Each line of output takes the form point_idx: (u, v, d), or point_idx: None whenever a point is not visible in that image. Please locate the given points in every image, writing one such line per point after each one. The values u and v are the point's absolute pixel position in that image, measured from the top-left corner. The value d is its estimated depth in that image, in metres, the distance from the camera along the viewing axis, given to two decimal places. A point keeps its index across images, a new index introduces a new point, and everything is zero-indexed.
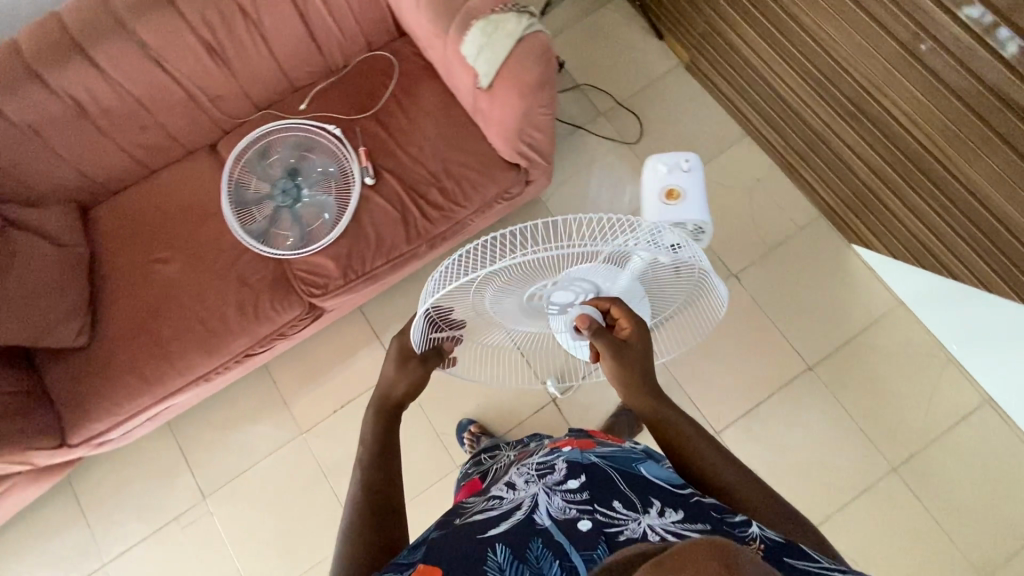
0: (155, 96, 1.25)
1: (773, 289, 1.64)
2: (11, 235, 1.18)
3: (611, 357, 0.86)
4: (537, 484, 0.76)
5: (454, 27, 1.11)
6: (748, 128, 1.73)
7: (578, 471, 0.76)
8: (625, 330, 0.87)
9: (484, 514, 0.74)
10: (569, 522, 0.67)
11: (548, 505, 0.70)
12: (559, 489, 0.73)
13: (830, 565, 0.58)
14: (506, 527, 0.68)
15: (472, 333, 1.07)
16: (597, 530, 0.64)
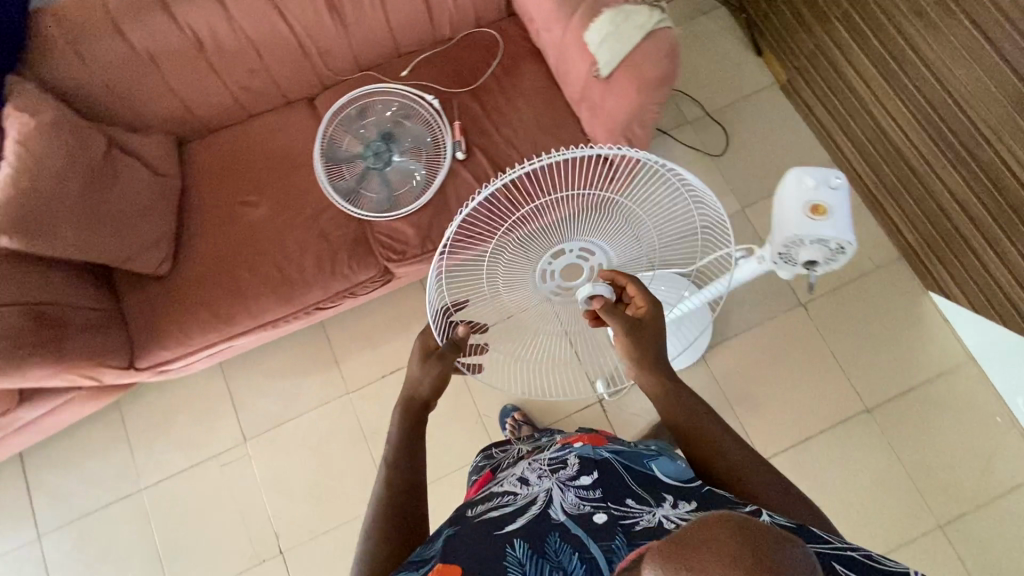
0: (268, 41, 1.26)
1: (838, 325, 1.60)
2: (114, 156, 1.19)
3: (625, 332, 0.82)
4: (550, 479, 0.77)
5: (580, 12, 1.09)
6: (837, 157, 1.68)
7: (590, 467, 0.77)
8: (640, 308, 0.85)
9: (497, 509, 0.73)
10: (583, 516, 0.67)
11: (563, 500, 0.71)
12: (573, 486, 0.74)
13: (843, 546, 0.56)
14: (522, 522, 0.68)
15: (496, 338, 0.98)
16: (614, 523, 0.65)
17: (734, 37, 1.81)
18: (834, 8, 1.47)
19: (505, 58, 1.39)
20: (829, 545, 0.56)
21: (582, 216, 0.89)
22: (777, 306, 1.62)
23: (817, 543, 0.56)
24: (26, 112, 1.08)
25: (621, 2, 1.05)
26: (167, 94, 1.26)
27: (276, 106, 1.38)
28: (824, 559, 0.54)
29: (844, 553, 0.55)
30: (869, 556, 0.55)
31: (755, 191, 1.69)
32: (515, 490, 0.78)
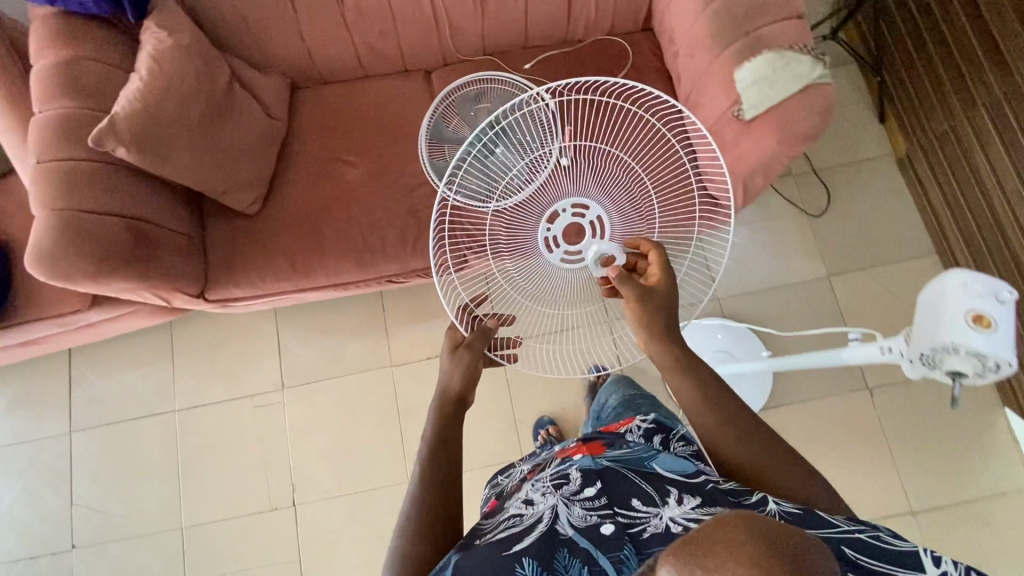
0: (405, 7, 1.24)
1: (899, 417, 1.53)
2: (234, 90, 1.19)
3: (637, 297, 0.80)
4: (552, 493, 0.72)
5: (735, 48, 1.04)
6: (940, 246, 1.60)
7: (593, 478, 0.72)
8: (653, 280, 0.82)
9: (504, 531, 0.69)
10: (591, 530, 0.64)
11: (569, 515, 0.68)
12: (576, 499, 0.70)
13: (849, 529, 0.57)
14: (530, 542, 0.64)
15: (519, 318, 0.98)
16: (621, 533, 0.63)
17: (859, 98, 1.73)
18: (983, 93, 1.35)
19: (630, 73, 1.35)
20: (835, 530, 0.57)
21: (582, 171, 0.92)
22: (840, 383, 1.56)
23: (825, 530, 0.57)
24: (166, 29, 1.09)
25: (783, 46, 1.00)
26: (296, 38, 1.25)
27: (393, 72, 1.37)
28: (836, 547, 0.55)
29: (851, 535, 0.56)
30: (876, 536, 0.56)
31: (844, 261, 1.63)
32: (520, 509, 0.73)
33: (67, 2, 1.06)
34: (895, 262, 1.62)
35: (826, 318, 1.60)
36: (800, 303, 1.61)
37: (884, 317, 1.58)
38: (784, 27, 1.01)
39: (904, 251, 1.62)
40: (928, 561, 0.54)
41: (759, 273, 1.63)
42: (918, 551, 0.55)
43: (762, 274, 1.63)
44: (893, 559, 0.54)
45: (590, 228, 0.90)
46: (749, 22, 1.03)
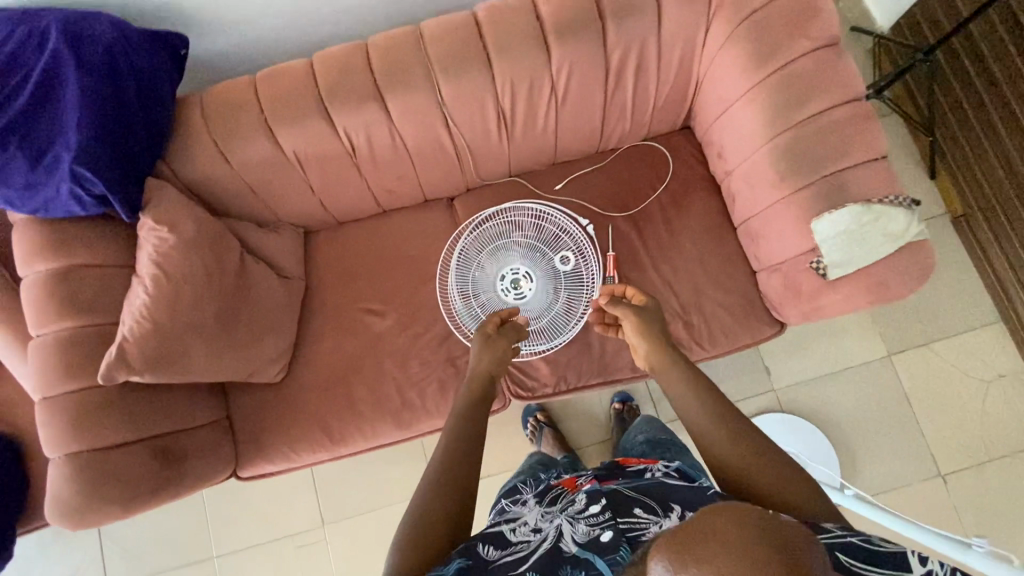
0: (426, 151, 1.10)
1: (976, 503, 1.45)
2: (246, 264, 1.07)
3: (633, 319, 0.94)
4: (561, 514, 0.79)
5: (810, 194, 0.92)
6: (1006, 316, 1.50)
7: (596, 495, 0.78)
8: (642, 301, 0.97)
9: (505, 547, 0.76)
10: (593, 542, 0.71)
11: (573, 532, 0.74)
12: (581, 517, 0.75)
13: (843, 533, 0.59)
14: (533, 560, 0.72)
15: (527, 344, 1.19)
16: (619, 537, 0.70)
17: (906, 157, 1.61)
18: None
19: (673, 185, 1.23)
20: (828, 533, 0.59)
21: (501, 252, 1.21)
22: (909, 469, 1.48)
23: (825, 536, 0.58)
24: (164, 223, 0.96)
25: (870, 196, 0.89)
26: (308, 193, 1.12)
27: (414, 204, 1.26)
28: (833, 558, 0.56)
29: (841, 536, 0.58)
30: (867, 539, 0.58)
31: (902, 337, 1.53)
32: (525, 532, 0.79)
33: (51, 209, 0.93)
34: (958, 334, 1.52)
35: (890, 400, 1.51)
36: (861, 387, 1.52)
37: (953, 395, 1.50)
38: (865, 172, 0.90)
39: (966, 320, 1.53)
40: (916, 562, 0.56)
41: (813, 358, 1.54)
42: (906, 554, 0.57)
43: (819, 358, 1.53)
44: (871, 560, 0.57)
45: (529, 270, 1.19)
46: (824, 165, 0.92)
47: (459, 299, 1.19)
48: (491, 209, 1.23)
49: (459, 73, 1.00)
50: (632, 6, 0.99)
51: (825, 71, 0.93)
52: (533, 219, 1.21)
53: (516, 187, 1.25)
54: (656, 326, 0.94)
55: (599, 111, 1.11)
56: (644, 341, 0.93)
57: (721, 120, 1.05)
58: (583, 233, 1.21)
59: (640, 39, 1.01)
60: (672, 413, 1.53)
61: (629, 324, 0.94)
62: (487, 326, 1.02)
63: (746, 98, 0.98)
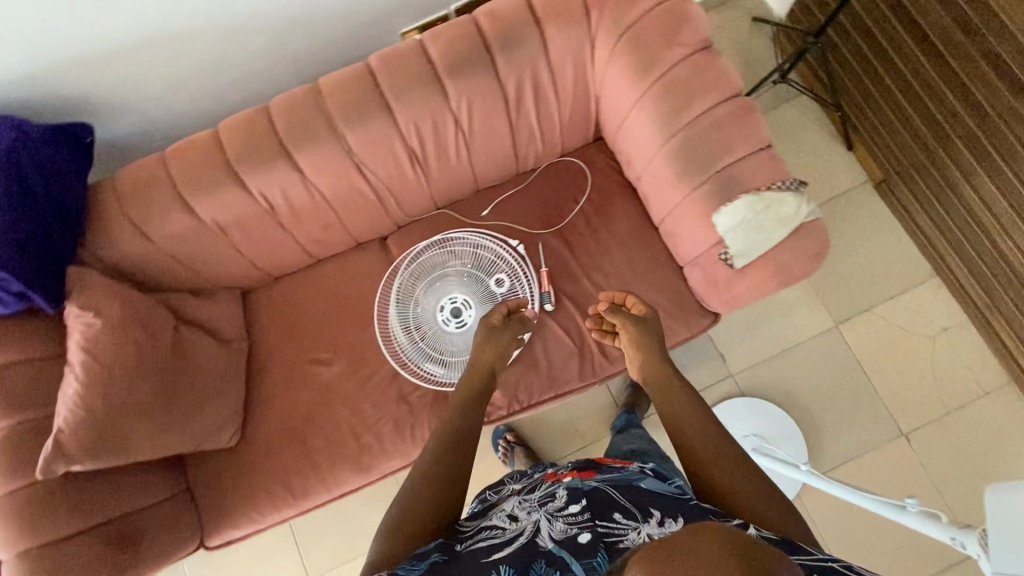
0: (345, 199, 1.13)
1: (941, 457, 1.48)
2: (182, 335, 1.08)
3: (631, 328, 1.00)
4: (538, 510, 0.76)
5: (707, 191, 0.96)
6: (940, 271, 1.55)
7: (579, 494, 0.75)
8: (640, 311, 1.03)
9: (483, 542, 0.74)
10: (570, 541, 0.67)
11: (550, 529, 0.71)
12: (560, 514, 0.72)
13: (829, 560, 0.60)
14: (508, 552, 0.69)
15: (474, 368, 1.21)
16: (597, 539, 0.67)
17: (822, 132, 1.66)
18: (956, 125, 1.30)
19: (594, 195, 1.28)
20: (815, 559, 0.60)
21: (438, 282, 1.24)
22: (871, 432, 1.51)
23: (805, 556, 0.60)
24: (91, 308, 0.98)
25: (760, 185, 0.93)
26: (236, 255, 1.14)
27: (347, 249, 1.28)
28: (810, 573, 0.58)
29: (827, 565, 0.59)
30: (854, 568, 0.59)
31: (845, 306, 1.57)
32: (503, 523, 0.77)
33: None
34: (898, 295, 1.57)
35: (844, 368, 1.54)
36: (815, 360, 1.55)
37: (902, 355, 1.54)
38: (754, 164, 0.94)
39: (904, 280, 1.57)
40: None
41: (764, 338, 1.57)
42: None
43: (771, 337, 1.57)
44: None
45: (467, 297, 1.22)
46: (715, 161, 0.96)
47: (403, 334, 1.22)
48: (424, 241, 1.26)
49: (360, 122, 1.04)
50: (516, 37, 1.03)
51: (704, 73, 0.97)
52: (465, 248, 1.24)
53: (445, 218, 1.28)
54: (650, 335, 1.00)
55: (508, 137, 1.15)
56: (638, 348, 1.00)
57: (622, 128, 1.09)
58: (514, 254, 1.24)
59: (530, 66, 1.05)
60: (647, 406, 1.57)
61: (627, 333, 1.00)
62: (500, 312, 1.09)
63: (637, 107, 1.02)
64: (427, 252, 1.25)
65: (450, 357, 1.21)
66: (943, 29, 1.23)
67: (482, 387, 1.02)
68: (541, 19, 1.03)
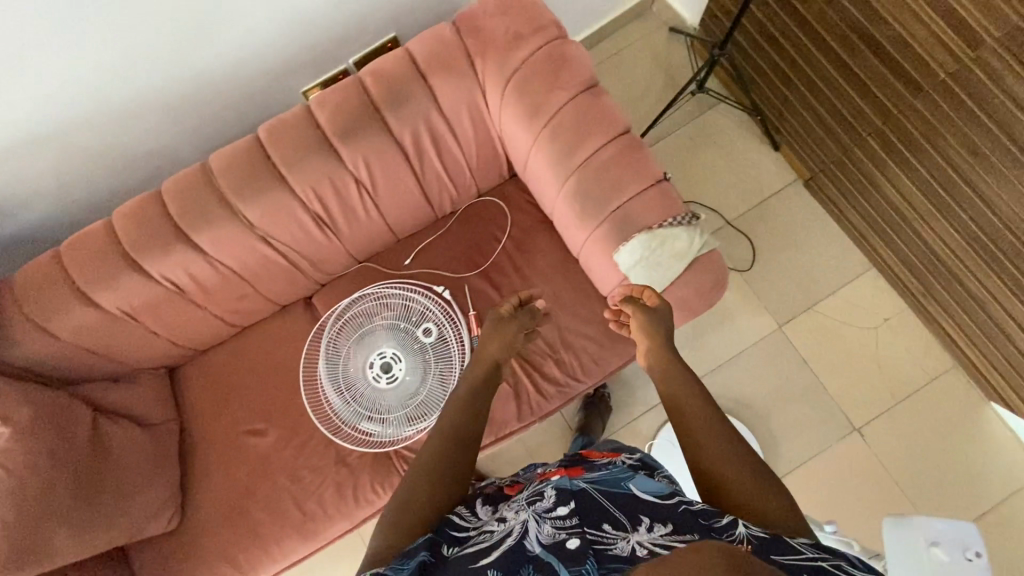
0: (256, 270, 1.11)
1: (896, 447, 1.49)
2: (101, 429, 1.07)
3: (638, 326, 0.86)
4: (526, 510, 0.67)
5: (606, 230, 0.96)
6: (875, 261, 1.56)
7: (567, 496, 0.67)
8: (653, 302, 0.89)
9: (469, 546, 0.66)
10: (558, 546, 0.59)
11: (538, 531, 0.62)
12: (548, 516, 0.64)
13: (814, 557, 0.56)
14: (496, 556, 0.60)
15: (412, 422, 1.17)
16: (586, 547, 0.58)
17: (747, 134, 1.66)
18: (864, 123, 1.31)
19: (515, 231, 1.27)
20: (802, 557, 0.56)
21: (366, 338, 1.19)
22: (824, 429, 1.51)
23: (787, 556, 0.56)
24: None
25: (653, 222, 0.94)
26: (152, 338, 1.13)
27: (272, 314, 1.26)
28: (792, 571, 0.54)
29: (815, 564, 0.55)
30: (837, 564, 0.55)
31: (787, 307, 1.58)
32: (488, 527, 0.69)
33: None
34: (837, 291, 1.58)
35: (792, 369, 1.55)
36: (763, 364, 1.56)
37: (847, 350, 1.54)
38: (646, 201, 0.95)
39: (841, 274, 1.58)
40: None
41: (711, 347, 1.57)
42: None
43: (717, 345, 1.57)
44: None
45: (396, 349, 1.18)
46: (609, 201, 0.96)
47: (334, 396, 1.18)
48: (348, 299, 1.23)
49: (256, 196, 1.03)
50: (403, 94, 1.03)
51: (590, 113, 0.97)
52: (392, 301, 1.21)
53: (368, 271, 1.26)
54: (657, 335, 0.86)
55: (415, 189, 1.12)
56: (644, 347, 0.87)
57: (526, 170, 1.08)
58: (439, 301, 1.21)
59: (423, 119, 1.05)
60: (650, 398, 1.55)
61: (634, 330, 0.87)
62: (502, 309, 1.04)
63: (534, 150, 1.02)
64: (352, 308, 1.21)
65: (385, 414, 1.17)
66: (841, 34, 1.24)
67: (487, 379, 0.97)
68: (426, 73, 1.03)
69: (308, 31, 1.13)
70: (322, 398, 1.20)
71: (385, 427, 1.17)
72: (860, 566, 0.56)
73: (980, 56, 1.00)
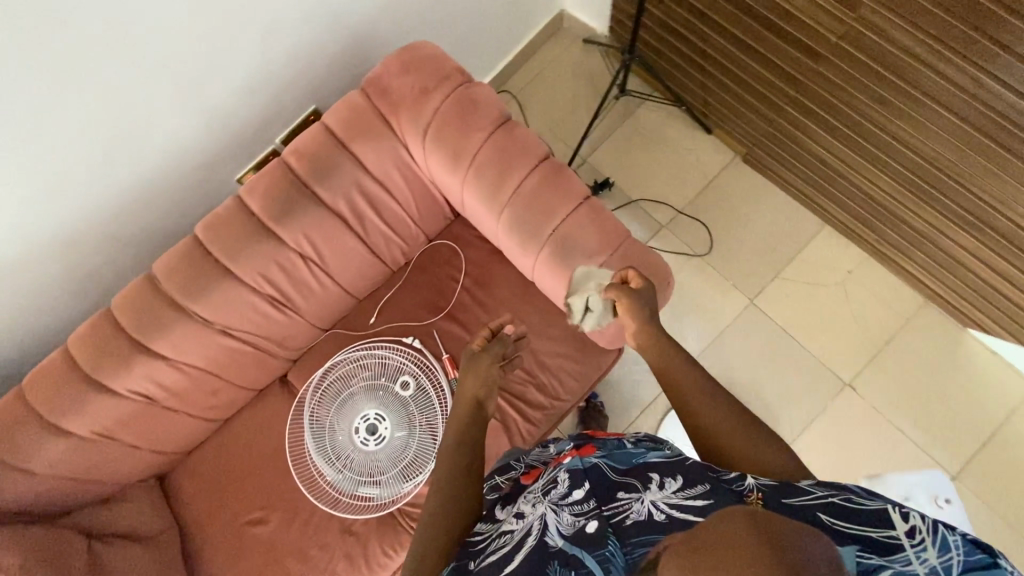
0: (222, 362, 1.12)
1: (892, 391, 1.50)
2: (97, 550, 1.04)
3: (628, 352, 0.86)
4: (543, 501, 0.67)
5: (548, 252, 0.98)
6: (826, 219, 1.60)
7: (581, 478, 0.67)
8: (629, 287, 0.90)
9: (492, 553, 0.64)
10: (580, 534, 0.58)
11: (557, 523, 0.62)
12: (565, 504, 0.64)
13: (822, 494, 0.52)
14: (519, 560, 0.59)
15: (409, 480, 1.14)
16: (604, 526, 0.58)
17: (678, 124, 1.71)
18: (779, 93, 1.36)
19: (470, 267, 1.28)
20: (807, 496, 0.52)
21: (346, 403, 1.18)
22: (818, 390, 1.52)
23: (796, 498, 0.52)
24: None
25: (590, 238, 0.97)
26: (134, 451, 1.12)
27: (250, 402, 1.26)
28: (809, 515, 0.50)
29: (824, 501, 0.51)
30: (848, 497, 0.51)
31: (754, 281, 1.60)
32: (508, 526, 0.68)
33: None
34: (797, 254, 1.61)
35: (772, 339, 1.56)
36: (744, 340, 1.57)
37: (821, 308, 1.57)
38: (578, 218, 0.98)
39: (797, 236, 1.62)
40: (896, 517, 0.48)
41: (687, 346, 1.58)
42: (886, 507, 0.49)
43: (696, 332, 1.59)
44: (867, 515, 0.48)
45: (378, 409, 1.16)
46: (545, 225, 0.98)
47: (326, 469, 1.16)
48: (322, 369, 1.21)
49: (207, 291, 1.04)
50: (329, 164, 1.06)
51: (509, 145, 1.00)
52: (363, 361, 1.20)
53: (336, 338, 1.25)
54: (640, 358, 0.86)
55: (361, 249, 1.14)
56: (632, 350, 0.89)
57: (465, 210, 1.10)
58: (411, 351, 1.20)
59: (353, 183, 1.07)
60: (654, 387, 1.55)
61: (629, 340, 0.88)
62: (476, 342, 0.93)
63: (465, 190, 1.04)
64: (327, 377, 1.20)
65: (381, 477, 1.15)
66: (737, 18, 1.29)
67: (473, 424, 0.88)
68: (345, 141, 1.06)
69: (227, 126, 1.17)
70: (316, 474, 1.17)
71: (383, 490, 1.15)
72: (871, 494, 0.51)
73: (861, 16, 1.05)
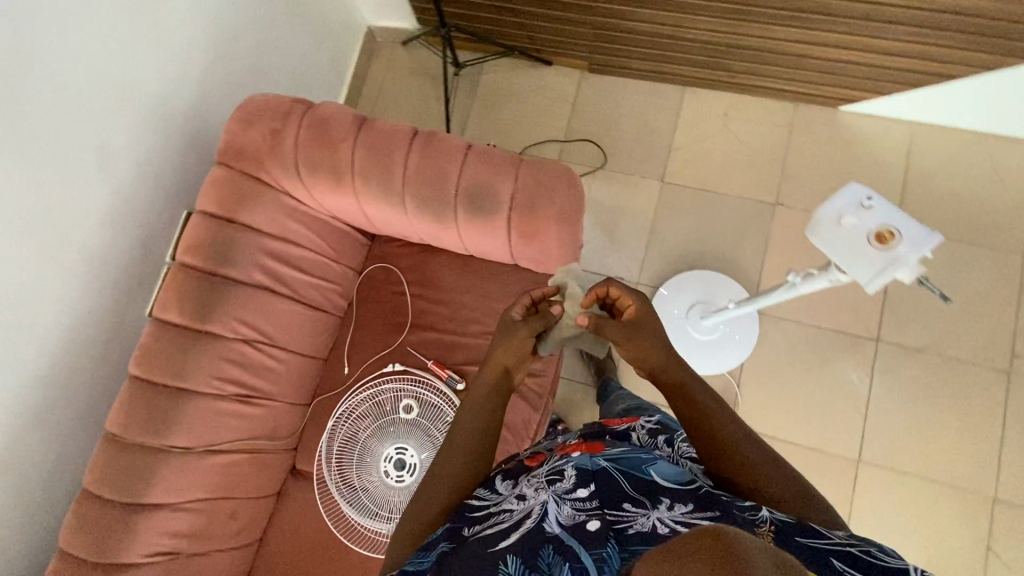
0: (224, 481, 1.07)
1: (812, 188, 1.62)
2: None
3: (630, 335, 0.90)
4: (546, 489, 0.69)
5: (462, 211, 1.01)
6: (682, 82, 1.72)
7: (588, 478, 0.69)
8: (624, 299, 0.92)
9: (490, 525, 0.66)
10: (578, 527, 0.62)
11: (558, 512, 0.65)
12: (568, 497, 0.67)
13: (841, 543, 0.54)
14: (516, 537, 0.62)
15: None
16: (606, 528, 0.61)
17: (521, 71, 1.79)
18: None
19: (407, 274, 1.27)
20: (823, 540, 0.54)
21: (364, 452, 1.15)
22: (757, 221, 1.62)
23: (810, 541, 0.55)
24: None
25: (491, 178, 1.00)
26: None
27: (273, 511, 1.19)
28: (821, 559, 0.52)
29: (841, 551, 0.53)
30: (867, 552, 0.52)
31: (656, 162, 1.70)
32: (508, 504, 0.70)
33: None
34: (676, 123, 1.72)
35: (698, 201, 1.66)
36: (676, 216, 1.65)
37: (720, 154, 1.68)
38: (471, 168, 1.01)
39: (668, 108, 1.73)
40: None
41: (627, 274, 1.62)
42: (905, 568, 0.50)
43: (633, 231, 1.66)
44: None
45: (396, 442, 1.15)
46: (446, 190, 1.01)
47: (375, 521, 1.12)
48: (327, 432, 1.18)
49: (176, 420, 1.01)
50: (225, 245, 1.04)
51: (377, 139, 1.03)
52: (360, 411, 1.17)
53: (322, 404, 1.21)
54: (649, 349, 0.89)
55: (298, 308, 1.12)
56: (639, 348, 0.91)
57: (372, 221, 1.11)
58: (401, 376, 1.19)
59: (256, 250, 1.06)
60: None
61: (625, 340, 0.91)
62: (517, 307, 0.95)
63: (362, 201, 1.05)
64: (335, 437, 1.17)
65: None
66: None
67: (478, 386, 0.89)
68: (229, 216, 1.05)
69: (111, 267, 1.13)
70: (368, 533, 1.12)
71: None
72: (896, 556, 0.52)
73: None
